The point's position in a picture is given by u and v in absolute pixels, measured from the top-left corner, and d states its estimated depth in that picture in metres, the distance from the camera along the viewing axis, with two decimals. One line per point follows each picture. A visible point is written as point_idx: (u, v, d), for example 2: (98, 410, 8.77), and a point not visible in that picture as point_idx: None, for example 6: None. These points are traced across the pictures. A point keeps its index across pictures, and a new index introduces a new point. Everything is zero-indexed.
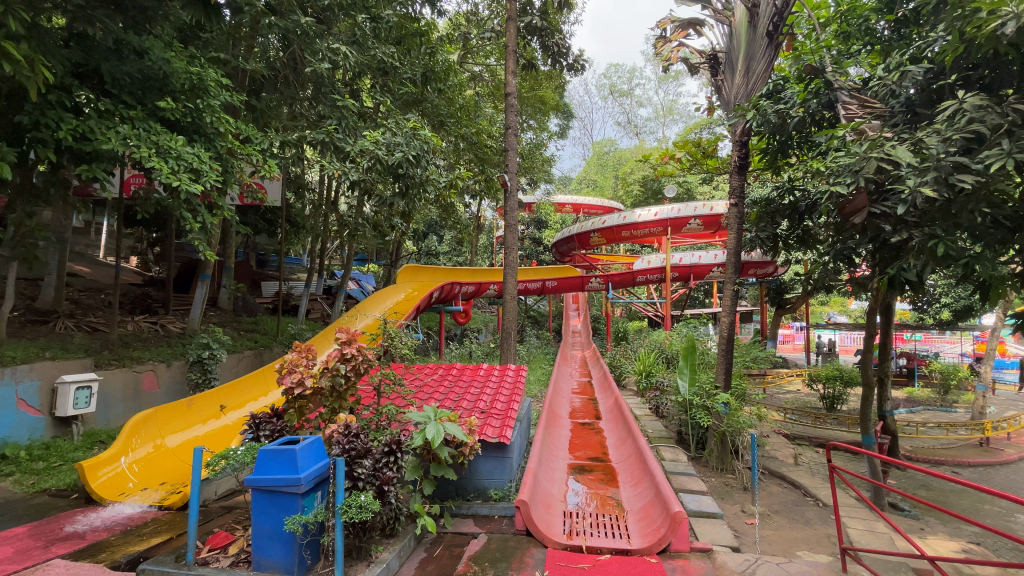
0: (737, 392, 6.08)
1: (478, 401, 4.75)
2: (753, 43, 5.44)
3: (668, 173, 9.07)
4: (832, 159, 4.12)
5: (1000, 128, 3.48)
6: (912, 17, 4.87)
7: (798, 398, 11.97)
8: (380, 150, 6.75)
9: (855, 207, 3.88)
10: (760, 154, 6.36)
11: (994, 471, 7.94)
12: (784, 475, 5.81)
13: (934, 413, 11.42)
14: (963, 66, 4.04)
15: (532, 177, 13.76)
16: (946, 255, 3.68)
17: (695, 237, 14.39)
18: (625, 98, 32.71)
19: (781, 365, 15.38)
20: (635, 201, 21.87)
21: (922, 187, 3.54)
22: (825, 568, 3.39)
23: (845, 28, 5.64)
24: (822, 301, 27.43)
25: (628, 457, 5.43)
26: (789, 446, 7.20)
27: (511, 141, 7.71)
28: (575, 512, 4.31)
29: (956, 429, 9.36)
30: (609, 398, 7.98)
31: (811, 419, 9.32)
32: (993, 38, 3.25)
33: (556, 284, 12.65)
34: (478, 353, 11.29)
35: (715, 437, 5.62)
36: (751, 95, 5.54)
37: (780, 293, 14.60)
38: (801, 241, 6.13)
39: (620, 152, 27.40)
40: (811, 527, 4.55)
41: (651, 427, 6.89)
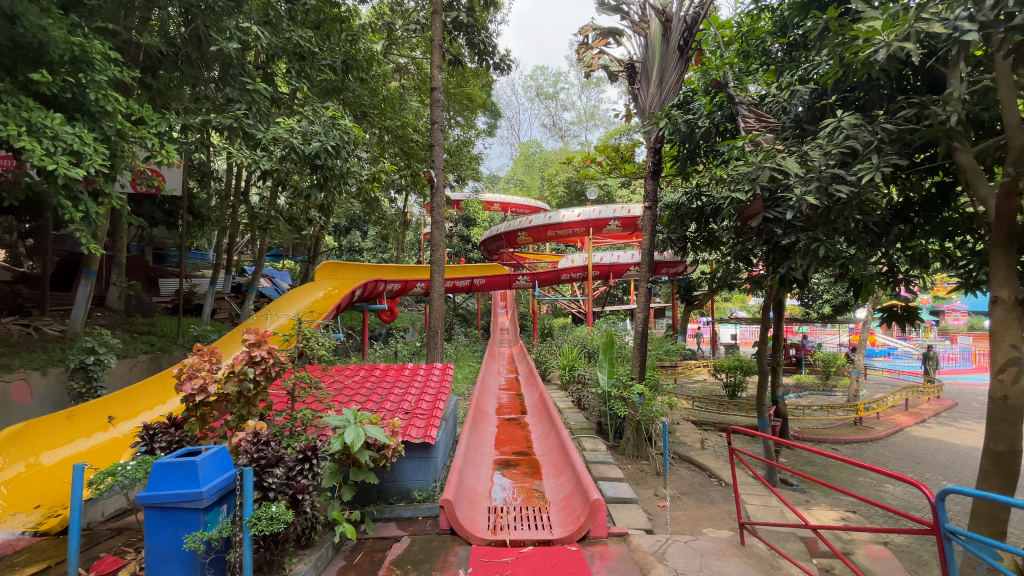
0: (651, 383, 6.45)
1: (402, 402, 4.65)
2: (666, 55, 5.80)
3: (590, 176, 9.43)
4: (734, 167, 4.49)
5: (870, 144, 3.95)
6: (801, 41, 5.40)
7: (705, 386, 12.96)
8: (295, 139, 6.35)
9: (751, 213, 4.36)
10: (672, 160, 6.80)
11: (864, 446, 9.09)
12: (692, 459, 6.26)
13: (818, 396, 12.87)
14: (842, 88, 4.55)
15: (459, 174, 13.70)
16: (826, 257, 4.17)
17: (615, 238, 15.03)
18: (550, 101, 33.57)
19: (691, 356, 16.56)
20: (560, 202, 22.56)
21: (807, 195, 3.93)
22: (726, 542, 3.69)
23: (746, 48, 6.19)
24: (727, 297, 29.91)
25: (552, 449, 5.58)
26: (698, 431, 7.78)
27: (437, 136, 7.57)
28: (500, 507, 4.36)
29: (835, 410, 10.57)
30: (535, 393, 8.15)
31: (716, 405, 10.13)
32: (867, 63, 3.66)
33: (484, 282, 12.62)
34: (404, 352, 11.08)
35: (632, 426, 5.91)
36: (664, 105, 5.88)
37: (690, 290, 15.75)
38: (707, 242, 6.69)
39: (547, 153, 28.11)
40: (715, 506, 4.94)
41: (574, 419, 7.14)
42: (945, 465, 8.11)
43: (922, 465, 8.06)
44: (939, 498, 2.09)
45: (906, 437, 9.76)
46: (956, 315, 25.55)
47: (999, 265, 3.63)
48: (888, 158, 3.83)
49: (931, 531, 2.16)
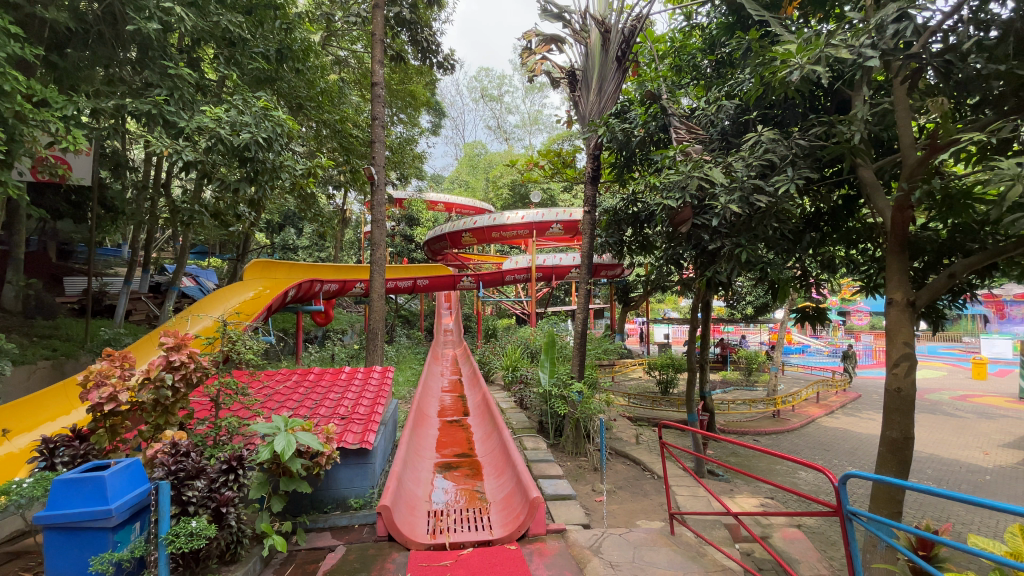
0: (589, 381, 6.63)
1: (338, 407, 4.50)
2: (605, 64, 5.99)
3: (533, 179, 9.58)
4: (667, 176, 4.73)
5: (786, 158, 4.28)
6: (727, 59, 5.76)
7: (640, 384, 13.53)
8: (223, 129, 5.97)
9: (680, 220, 4.63)
10: (610, 166, 7.05)
11: (782, 437, 9.82)
12: (627, 454, 6.49)
13: (741, 391, 13.79)
14: (763, 105, 4.89)
15: (402, 172, 13.45)
16: (748, 262, 4.47)
17: (557, 240, 15.30)
18: (495, 103, 33.77)
19: (627, 355, 17.22)
20: (504, 204, 22.74)
21: (731, 203, 4.21)
22: (658, 532, 3.86)
23: (678, 62, 6.51)
24: (661, 299, 31.36)
25: (493, 450, 5.60)
26: (633, 427, 8.09)
27: (378, 133, 7.39)
28: (440, 511, 4.31)
29: (757, 404, 11.36)
30: (477, 394, 8.14)
31: (650, 402, 10.58)
32: (784, 83, 3.95)
33: (427, 283, 12.42)
34: (341, 355, 10.73)
35: (571, 424, 6.05)
36: (603, 113, 6.05)
37: (627, 291, 16.37)
38: (641, 246, 6.95)
39: (491, 155, 28.27)
40: (648, 498, 5.16)
41: (515, 418, 7.21)
42: (850, 452, 8.92)
43: (831, 452, 8.82)
44: (841, 481, 2.29)
45: (818, 428, 10.64)
46: (860, 315, 28.21)
47: (894, 270, 4.04)
48: (801, 172, 4.17)
49: (835, 512, 2.35)
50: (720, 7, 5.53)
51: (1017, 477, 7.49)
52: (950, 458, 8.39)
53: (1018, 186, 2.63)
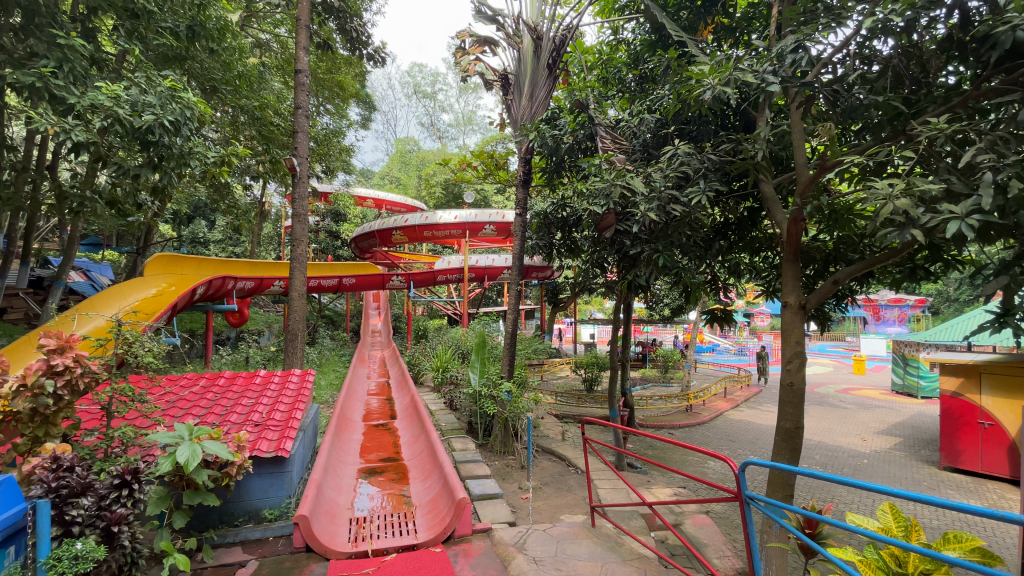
0: (519, 380, 6.72)
1: (252, 413, 4.22)
2: (537, 71, 6.12)
3: (466, 179, 9.57)
4: (593, 183, 4.93)
5: (699, 170, 4.62)
6: (650, 75, 6.10)
7: (567, 382, 13.93)
8: (122, 109, 5.39)
9: (605, 224, 4.99)
10: (541, 171, 7.21)
11: (695, 429, 10.52)
12: (553, 450, 6.66)
13: (659, 387, 14.65)
14: (681, 120, 5.23)
15: (328, 165, 12.87)
16: (665, 266, 4.77)
17: (490, 241, 15.32)
18: (428, 100, 33.36)
19: (556, 355, 17.65)
20: (437, 203, 22.48)
21: (650, 211, 4.45)
22: (580, 525, 4.00)
23: (606, 74, 6.76)
24: (588, 300, 32.50)
25: (420, 452, 5.52)
26: (559, 424, 8.32)
27: (302, 122, 7.02)
28: (363, 517, 4.19)
29: (672, 399, 12.13)
30: (405, 396, 7.98)
31: (576, 399, 10.95)
32: (699, 100, 4.23)
33: (354, 281, 12.00)
34: (258, 358, 10.09)
35: (499, 423, 6.11)
36: (534, 118, 6.18)
37: (556, 293, 16.79)
38: (569, 249, 7.19)
39: (424, 153, 27.82)
40: (572, 492, 5.34)
41: (444, 420, 7.15)
42: (753, 441, 9.76)
43: (736, 443, 9.60)
44: (740, 469, 2.51)
45: (726, 420, 11.51)
46: (763, 317, 30.88)
47: (789, 277, 4.48)
48: (712, 185, 4.52)
49: (736, 498, 2.56)
50: (644, 24, 5.85)
51: (887, 460, 8.56)
52: (835, 445, 9.44)
53: (888, 206, 3.02)
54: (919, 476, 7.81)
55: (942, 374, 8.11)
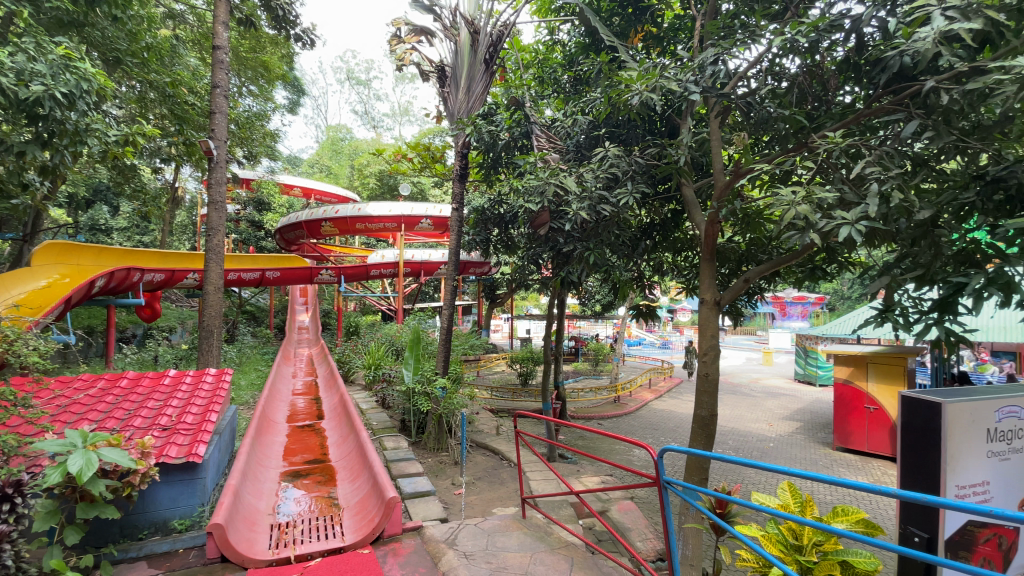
0: (453, 376, 6.68)
1: (159, 417, 3.88)
2: (473, 65, 6.10)
3: (401, 171, 9.36)
4: (528, 180, 4.97)
5: (627, 172, 4.87)
6: (584, 78, 6.26)
7: (502, 376, 14.06)
8: (2, 76, 4.73)
9: (539, 222, 5.07)
10: (478, 166, 7.19)
11: (622, 420, 11.01)
12: (487, 445, 6.70)
13: (590, 379, 15.19)
14: (612, 123, 5.43)
15: (250, 150, 12.07)
16: (596, 264, 4.93)
17: (426, 236, 15.03)
18: (362, 87, 32.28)
19: (491, 350, 17.75)
20: (370, 194, 21.78)
21: (581, 210, 4.56)
22: (511, 518, 4.05)
23: (542, 74, 6.85)
24: (524, 297, 32.97)
25: (349, 453, 5.34)
26: (494, 419, 8.40)
27: (220, 103, 6.50)
28: (286, 523, 3.99)
29: (602, 391, 12.64)
30: (334, 395, 7.68)
31: (510, 394, 11.08)
32: (627, 105, 4.39)
33: (278, 275, 11.40)
34: (168, 356, 9.30)
35: (433, 420, 6.06)
36: (470, 112, 6.14)
37: (493, 289, 16.86)
38: (504, 245, 7.24)
39: (357, 143, 26.84)
40: (505, 485, 5.41)
41: (375, 418, 6.97)
42: (674, 429, 10.38)
43: (660, 431, 10.16)
44: (659, 455, 2.65)
45: (651, 410, 12.14)
46: (686, 312, 32.85)
47: (706, 275, 4.79)
48: (638, 187, 4.76)
49: (655, 483, 2.70)
50: (580, 27, 5.98)
51: (789, 443, 9.43)
52: (746, 430, 10.25)
53: (791, 211, 3.30)
54: (817, 457, 8.65)
55: (836, 364, 9.04)
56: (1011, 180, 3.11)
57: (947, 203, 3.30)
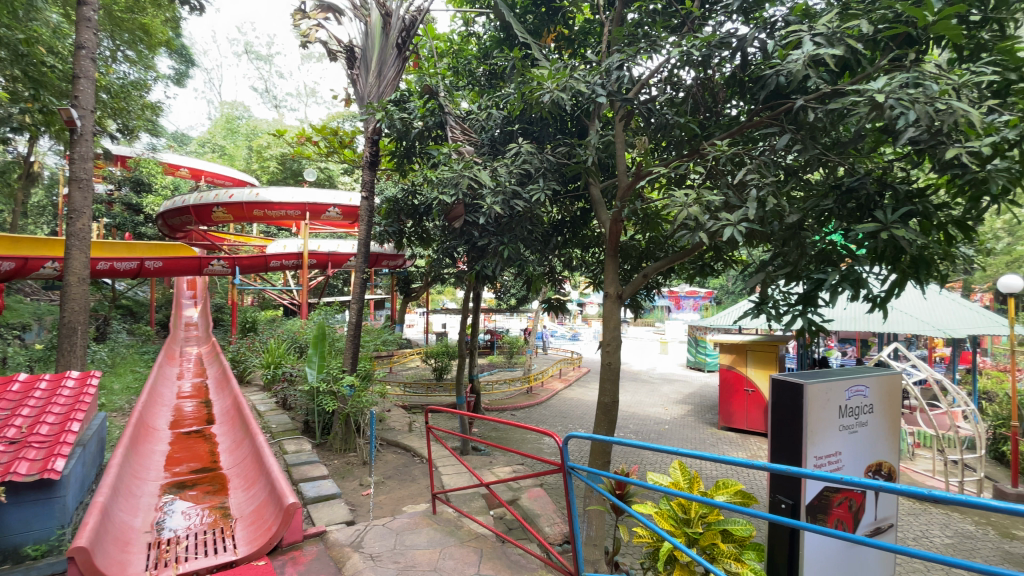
0: (362, 373, 6.41)
1: (3, 429, 3.31)
2: (385, 49, 5.87)
3: (306, 155, 8.76)
4: (441, 171, 4.90)
5: (540, 169, 4.98)
6: (498, 72, 6.26)
7: (416, 372, 13.81)
8: None
9: (454, 215, 4.93)
10: (390, 155, 6.90)
11: (534, 410, 11.31)
12: (398, 442, 6.55)
13: (504, 372, 15.42)
14: (525, 119, 5.50)
15: (126, 124, 10.63)
16: (510, 259, 5.01)
17: (334, 226, 14.25)
18: (262, 63, 29.84)
19: (405, 345, 17.35)
20: (271, 179, 20.21)
21: (495, 204, 4.58)
22: (421, 515, 3.99)
23: (456, 65, 6.73)
24: (439, 290, 32.62)
25: (243, 459, 4.94)
26: (406, 415, 8.21)
27: (87, 67, 5.64)
28: (168, 539, 3.61)
29: (515, 383, 12.89)
30: (226, 397, 7.04)
31: (424, 389, 10.91)
32: (539, 103, 4.45)
33: (160, 265, 10.20)
34: (20, 358, 7.98)
35: (340, 420, 5.79)
36: (381, 98, 5.89)
37: (407, 282, 16.44)
38: (418, 237, 7.05)
39: (255, 123, 24.77)
40: (416, 482, 5.32)
41: (275, 420, 6.52)
42: (582, 417, 10.87)
43: (569, 419, 10.59)
44: (564, 441, 2.76)
45: (561, 399, 12.61)
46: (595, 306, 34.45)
47: (611, 270, 5.04)
48: (550, 184, 4.89)
49: (560, 469, 2.79)
50: (494, 21, 5.98)
51: (683, 425, 10.29)
52: (646, 415, 11.02)
53: (684, 211, 3.58)
54: (706, 436, 9.53)
55: (721, 352, 10.00)
56: (861, 190, 3.61)
57: (811, 209, 3.76)
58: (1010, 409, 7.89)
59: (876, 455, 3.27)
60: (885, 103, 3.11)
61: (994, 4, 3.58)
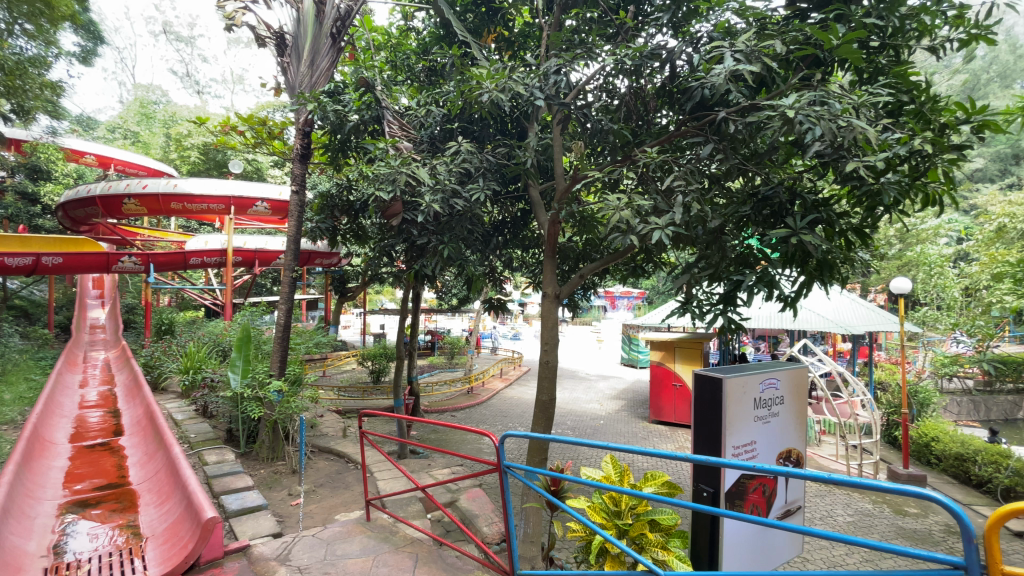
0: (292, 377, 6.11)
1: None
2: (318, 38, 5.64)
3: (230, 146, 8.23)
4: (378, 167, 4.76)
5: (479, 169, 4.99)
6: (438, 69, 6.19)
7: (352, 374, 13.37)
8: None
9: (392, 212, 4.90)
10: (323, 148, 6.61)
11: (474, 410, 11.29)
12: (331, 449, 6.30)
13: (444, 372, 15.27)
14: (464, 118, 5.48)
15: (20, 103, 9.47)
16: (450, 258, 4.93)
17: (262, 221, 13.50)
18: (183, 44, 27.75)
19: (340, 347, 16.74)
20: (192, 170, 18.81)
21: (433, 202, 4.52)
22: (354, 523, 3.86)
23: (394, 59, 6.57)
24: (378, 290, 31.75)
25: (157, 471, 4.55)
26: (340, 420, 7.93)
27: None
28: (66, 565, 3.27)
29: (456, 383, 12.79)
30: (138, 406, 6.47)
31: (360, 392, 10.58)
32: (478, 102, 4.43)
33: (61, 262, 9.26)
34: None
35: (267, 427, 5.50)
36: (314, 88, 5.66)
37: (343, 282, 15.88)
38: (353, 235, 6.80)
39: (174, 108, 22.95)
40: (349, 489, 5.15)
41: (194, 429, 6.07)
42: (522, 416, 11.00)
43: (508, 418, 10.68)
44: (500, 440, 2.76)
45: (502, 398, 12.67)
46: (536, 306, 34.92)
47: (549, 270, 5.12)
48: (489, 184, 4.92)
49: (496, 468, 2.79)
50: (433, 17, 5.92)
51: (617, 420, 10.66)
52: (583, 412, 11.32)
53: (617, 215, 3.71)
54: (638, 430, 9.93)
55: (651, 349, 10.50)
56: (775, 199, 3.89)
57: (731, 215, 4.02)
58: (900, 398, 8.84)
59: (786, 442, 3.54)
60: (795, 118, 3.37)
61: (891, 32, 3.98)
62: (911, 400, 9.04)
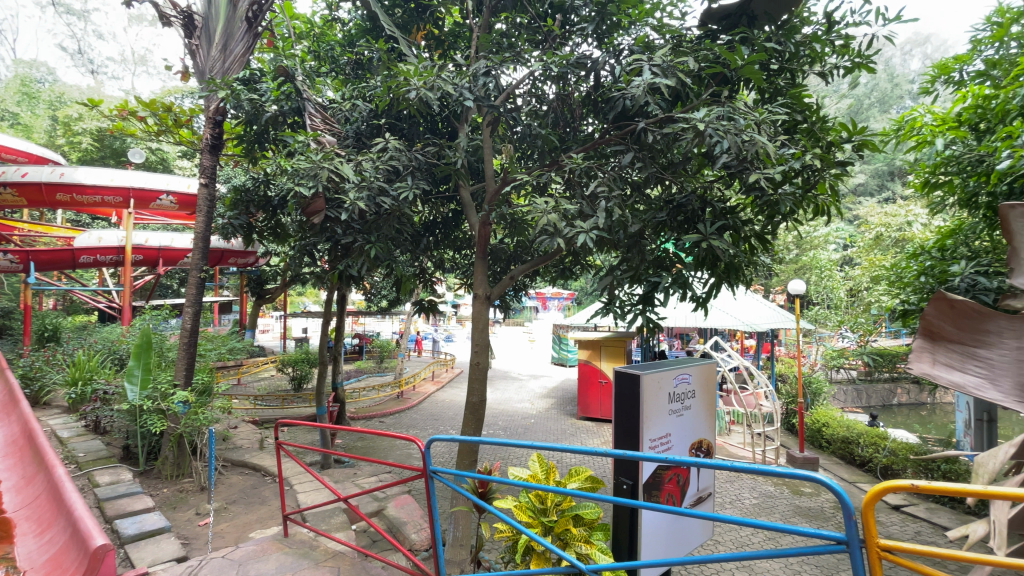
0: (201, 387, 5.66)
1: None
2: (232, 22, 5.27)
3: (129, 133, 7.48)
4: (297, 161, 4.52)
5: (408, 167, 4.89)
6: (364, 63, 6.01)
7: (271, 382, 12.62)
8: None
9: (314, 209, 4.57)
10: (236, 139, 6.18)
11: (404, 414, 11.06)
12: (246, 462, 5.91)
13: (373, 377, 14.83)
14: (392, 115, 5.34)
15: None
16: (378, 259, 4.79)
17: (167, 216, 12.38)
18: (73, 17, 24.87)
19: (259, 352, 15.73)
20: (84, 158, 16.90)
21: (358, 200, 4.37)
22: (270, 539, 3.66)
23: (317, 49, 6.27)
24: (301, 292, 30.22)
25: (37, 496, 4.02)
26: (257, 430, 7.47)
27: None
28: None
29: (385, 387, 12.44)
30: (13, 423, 5.67)
31: (280, 400, 10.00)
32: (406, 98, 4.33)
33: None
34: None
35: (171, 442, 5.07)
36: (226, 75, 5.27)
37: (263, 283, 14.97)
38: (271, 233, 6.41)
39: (61, 88, 20.51)
40: (266, 504, 4.87)
41: (83, 447, 5.45)
42: (453, 418, 10.94)
43: (439, 421, 10.58)
44: (426, 445, 2.70)
45: (432, 401, 12.51)
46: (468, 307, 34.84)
47: (479, 271, 5.12)
48: (418, 184, 4.83)
49: (422, 474, 2.73)
50: (359, 9, 5.74)
51: (547, 418, 10.89)
52: (514, 412, 11.45)
53: (544, 218, 3.78)
54: (567, 428, 10.20)
55: (579, 348, 10.80)
56: (688, 206, 4.13)
57: (650, 220, 4.23)
58: (797, 388, 9.77)
59: (698, 434, 3.77)
60: (706, 131, 3.61)
61: (788, 57, 4.38)
62: (806, 390, 10.01)
